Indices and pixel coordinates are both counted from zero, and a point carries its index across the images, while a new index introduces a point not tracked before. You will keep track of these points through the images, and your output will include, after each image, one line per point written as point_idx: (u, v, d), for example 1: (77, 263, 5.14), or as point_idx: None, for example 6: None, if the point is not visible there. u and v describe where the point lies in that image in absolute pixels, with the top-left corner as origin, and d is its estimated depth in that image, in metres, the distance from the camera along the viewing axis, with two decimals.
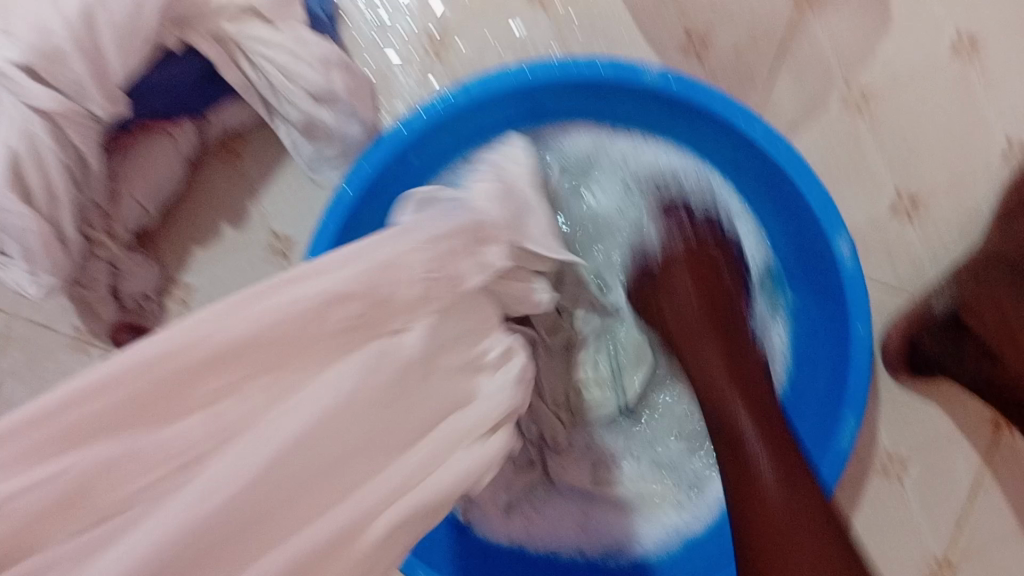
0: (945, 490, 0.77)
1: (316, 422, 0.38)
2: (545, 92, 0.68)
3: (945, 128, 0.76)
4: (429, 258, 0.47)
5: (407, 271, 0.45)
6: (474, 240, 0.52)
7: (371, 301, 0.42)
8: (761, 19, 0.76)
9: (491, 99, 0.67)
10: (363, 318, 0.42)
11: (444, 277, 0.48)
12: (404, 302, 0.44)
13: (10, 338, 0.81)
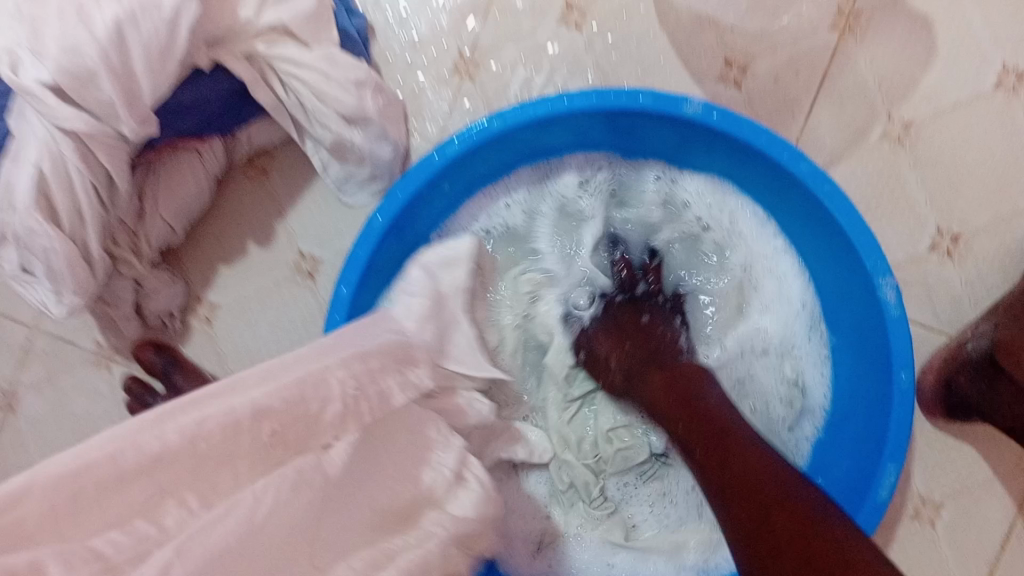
0: (976, 532, 0.76)
1: (260, 523, 0.34)
2: (582, 121, 0.67)
3: (989, 164, 0.75)
4: (352, 372, 0.43)
5: (331, 386, 0.41)
6: (398, 361, 0.49)
7: (297, 419, 0.38)
8: (802, 49, 0.75)
9: (529, 126, 0.65)
10: (283, 437, 0.37)
11: (369, 392, 0.44)
12: (337, 413, 0.40)
13: (31, 352, 0.80)
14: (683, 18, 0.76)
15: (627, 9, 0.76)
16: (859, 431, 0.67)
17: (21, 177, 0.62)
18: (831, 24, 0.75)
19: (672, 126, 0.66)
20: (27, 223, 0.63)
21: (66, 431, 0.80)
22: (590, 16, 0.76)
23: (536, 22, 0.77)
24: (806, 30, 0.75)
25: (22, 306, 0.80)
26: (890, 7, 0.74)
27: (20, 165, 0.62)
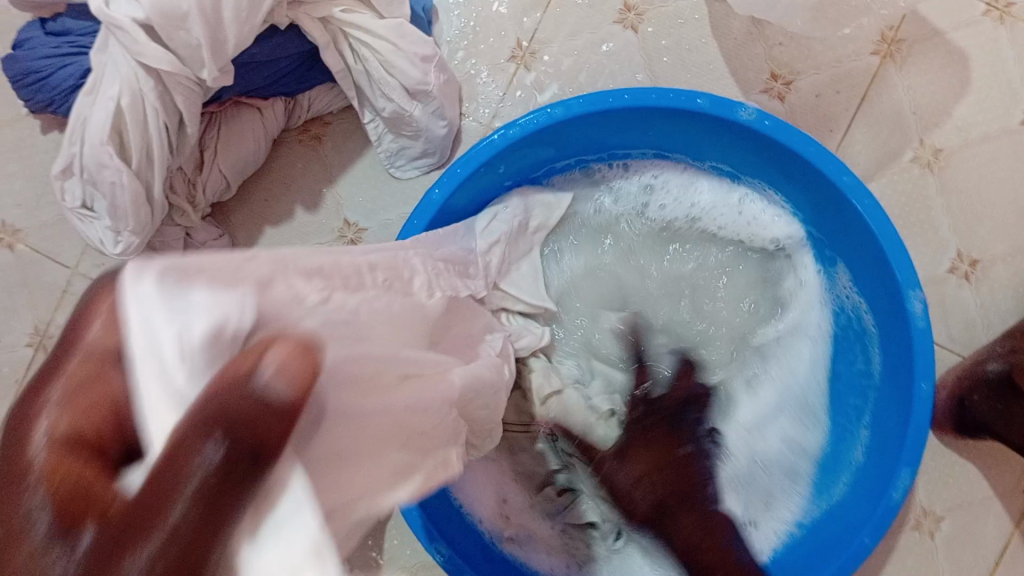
0: (974, 548, 0.77)
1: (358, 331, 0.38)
2: (634, 121, 0.70)
3: (1012, 195, 0.78)
4: (431, 263, 0.51)
5: (416, 263, 0.48)
6: (462, 270, 0.58)
7: (396, 274, 0.46)
8: (845, 70, 0.79)
9: (592, 117, 0.68)
10: (391, 282, 0.44)
11: (443, 285, 0.51)
12: (423, 282, 0.48)
13: (71, 294, 0.81)
14: (735, 28, 0.80)
15: (681, 16, 0.80)
16: (872, 467, 0.68)
17: (99, 112, 0.64)
18: (874, 48, 0.79)
19: (722, 133, 0.69)
20: (98, 156, 0.65)
21: None
22: (645, 18, 0.80)
23: (594, 19, 0.81)
24: (849, 52, 0.79)
25: (65, 248, 0.81)
26: (931, 37, 0.78)
27: (101, 100, 0.64)
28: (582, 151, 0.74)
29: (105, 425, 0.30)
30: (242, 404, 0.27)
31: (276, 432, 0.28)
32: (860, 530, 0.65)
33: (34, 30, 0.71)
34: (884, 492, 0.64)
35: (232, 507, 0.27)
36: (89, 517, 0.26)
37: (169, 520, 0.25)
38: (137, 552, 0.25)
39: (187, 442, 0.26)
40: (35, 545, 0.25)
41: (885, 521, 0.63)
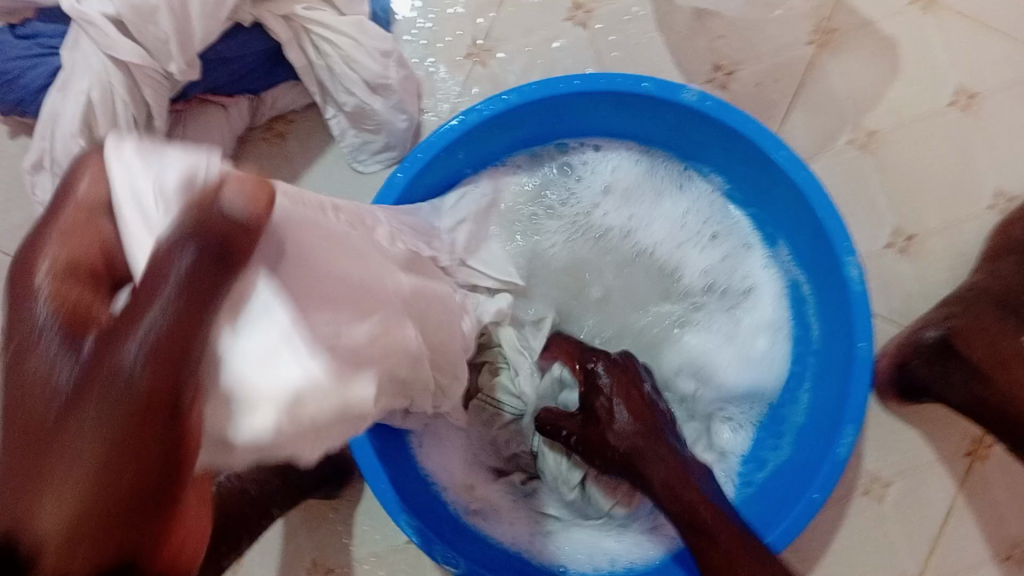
0: (922, 509, 0.80)
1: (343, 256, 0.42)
2: (584, 105, 0.73)
3: (944, 173, 0.83)
4: (396, 226, 0.55)
5: (380, 218, 0.53)
6: (426, 238, 0.62)
7: (361, 226, 0.49)
8: (783, 59, 0.83)
9: (544, 103, 0.72)
10: (355, 224, 0.48)
11: (409, 245, 0.55)
12: (387, 234, 0.52)
13: None
14: (678, 22, 0.84)
15: (627, 12, 0.84)
16: (816, 430, 0.72)
17: (70, 107, 0.67)
18: (811, 37, 0.83)
19: (667, 115, 0.73)
20: (68, 147, 0.67)
21: None
22: (594, 15, 0.84)
23: (546, 16, 0.85)
24: (786, 42, 0.83)
25: None
26: (862, 27, 0.83)
27: (72, 95, 0.67)
28: (537, 136, 0.78)
29: (99, 264, 0.31)
30: (214, 205, 0.28)
31: (245, 236, 0.29)
32: (811, 485, 0.68)
33: (2, 33, 0.73)
34: (830, 451, 0.68)
35: (215, 296, 0.28)
36: (92, 327, 0.28)
37: (162, 296, 0.26)
38: (137, 328, 0.26)
39: (165, 247, 0.27)
40: (50, 351, 0.27)
41: (833, 475, 0.66)
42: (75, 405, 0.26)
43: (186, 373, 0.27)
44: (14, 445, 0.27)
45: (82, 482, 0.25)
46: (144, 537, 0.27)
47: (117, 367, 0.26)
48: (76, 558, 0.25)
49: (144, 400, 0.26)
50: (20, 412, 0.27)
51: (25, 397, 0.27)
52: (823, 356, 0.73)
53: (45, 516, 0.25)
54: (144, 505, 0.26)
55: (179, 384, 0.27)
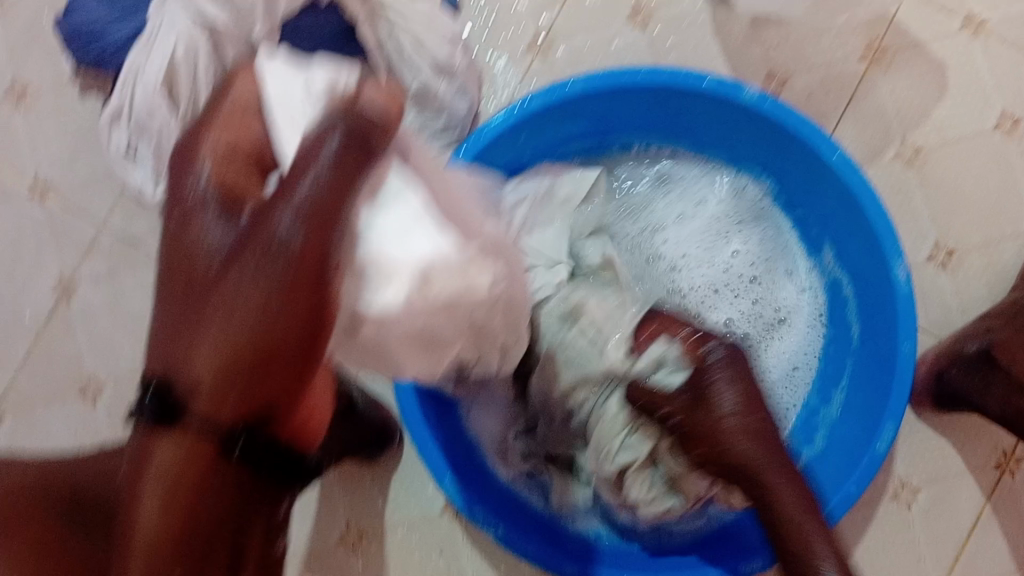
0: (948, 517, 0.81)
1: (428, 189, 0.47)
2: (643, 97, 0.75)
3: (986, 192, 0.85)
4: (469, 184, 0.58)
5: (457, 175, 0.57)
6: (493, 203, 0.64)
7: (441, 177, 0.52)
8: (835, 73, 0.86)
9: (606, 93, 0.73)
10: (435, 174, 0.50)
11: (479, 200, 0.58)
12: (462, 187, 0.55)
13: (98, 249, 0.84)
14: (734, 31, 0.87)
15: (685, 18, 0.87)
16: (853, 431, 0.72)
17: (155, 62, 0.69)
18: (861, 54, 0.86)
19: (725, 112, 0.75)
20: (150, 101, 0.70)
21: (119, 329, 0.83)
22: (653, 19, 0.87)
23: (606, 17, 0.87)
24: (839, 57, 0.86)
25: (94, 205, 0.85)
26: (913, 47, 0.86)
27: (158, 49, 0.69)
28: (593, 128, 0.80)
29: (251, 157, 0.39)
30: (353, 111, 0.33)
31: (375, 143, 0.33)
32: (847, 481, 0.68)
33: None
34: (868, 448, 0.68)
35: (358, 180, 0.31)
36: (246, 201, 0.34)
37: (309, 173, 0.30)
38: (289, 198, 0.29)
39: (313, 141, 0.31)
40: (207, 217, 0.33)
41: (870, 471, 0.66)
42: (235, 261, 0.30)
43: (329, 243, 0.30)
44: (180, 292, 0.32)
45: (234, 322, 0.29)
46: (280, 385, 0.31)
47: (273, 232, 0.29)
48: (228, 394, 0.30)
49: (296, 259, 0.29)
50: (183, 267, 0.32)
51: (189, 259, 0.32)
52: (864, 359, 0.74)
53: (207, 348, 0.30)
54: (285, 352, 0.30)
55: (325, 253, 0.30)
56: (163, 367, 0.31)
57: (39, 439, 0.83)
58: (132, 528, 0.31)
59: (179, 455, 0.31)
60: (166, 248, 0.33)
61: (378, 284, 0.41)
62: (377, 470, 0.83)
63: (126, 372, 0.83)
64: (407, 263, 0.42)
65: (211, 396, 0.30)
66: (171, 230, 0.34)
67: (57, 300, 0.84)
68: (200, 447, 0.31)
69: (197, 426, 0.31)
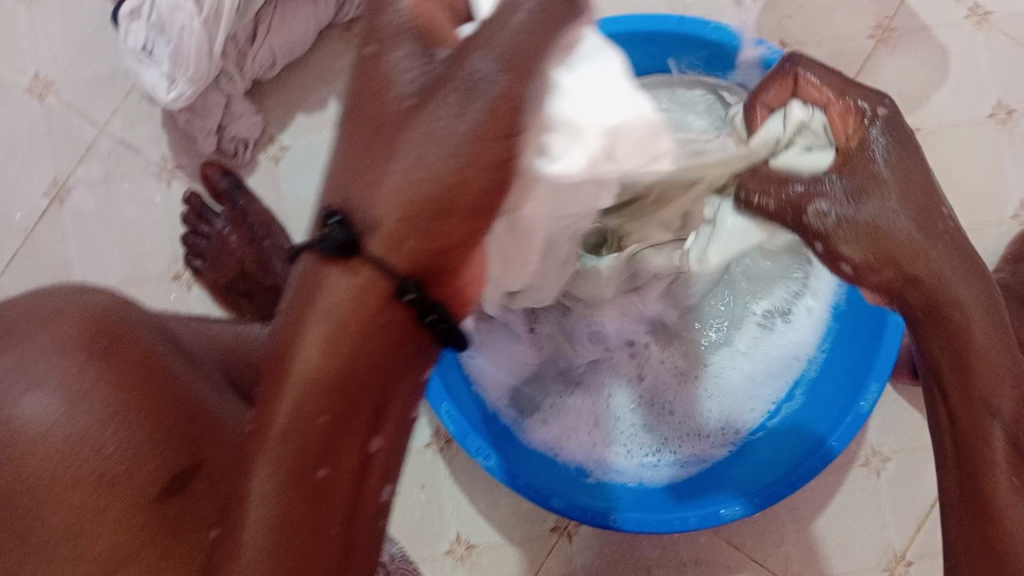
0: (913, 487, 0.82)
1: None
2: (669, 45, 0.77)
3: (976, 176, 0.87)
4: None
5: None
6: None
7: None
8: (843, 49, 0.88)
9: (635, 38, 0.75)
10: None
11: None
12: None
13: (95, 151, 0.83)
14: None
15: None
16: (837, 387, 0.70)
17: None
18: (871, 33, 0.88)
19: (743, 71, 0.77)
20: None
21: (110, 233, 0.82)
22: None
23: None
24: (849, 33, 0.88)
25: (97, 107, 0.83)
26: (920, 31, 0.88)
27: None
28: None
29: None
30: None
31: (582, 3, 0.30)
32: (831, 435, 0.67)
33: None
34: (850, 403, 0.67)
35: (558, 36, 0.29)
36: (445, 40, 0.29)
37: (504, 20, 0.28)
38: (489, 41, 0.27)
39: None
40: (404, 51, 0.29)
41: (855, 425, 0.65)
42: (433, 97, 0.28)
43: (530, 90, 0.28)
44: (365, 126, 0.29)
45: (418, 163, 0.27)
46: (459, 236, 0.29)
47: (469, 73, 0.27)
48: (408, 237, 0.28)
49: (492, 105, 0.27)
50: (370, 103, 0.29)
51: (376, 93, 0.29)
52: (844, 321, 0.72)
53: (391, 186, 0.27)
54: (470, 209, 0.28)
55: (523, 103, 0.27)
56: (342, 196, 0.29)
57: None
58: (295, 350, 0.29)
59: (352, 292, 0.28)
60: (354, 83, 0.30)
61: (565, 144, 0.33)
62: None
63: (115, 279, 0.82)
64: (598, 126, 0.34)
65: (391, 238, 0.28)
66: (365, 55, 0.30)
67: (49, 199, 0.82)
68: (373, 287, 0.28)
69: (373, 264, 0.28)
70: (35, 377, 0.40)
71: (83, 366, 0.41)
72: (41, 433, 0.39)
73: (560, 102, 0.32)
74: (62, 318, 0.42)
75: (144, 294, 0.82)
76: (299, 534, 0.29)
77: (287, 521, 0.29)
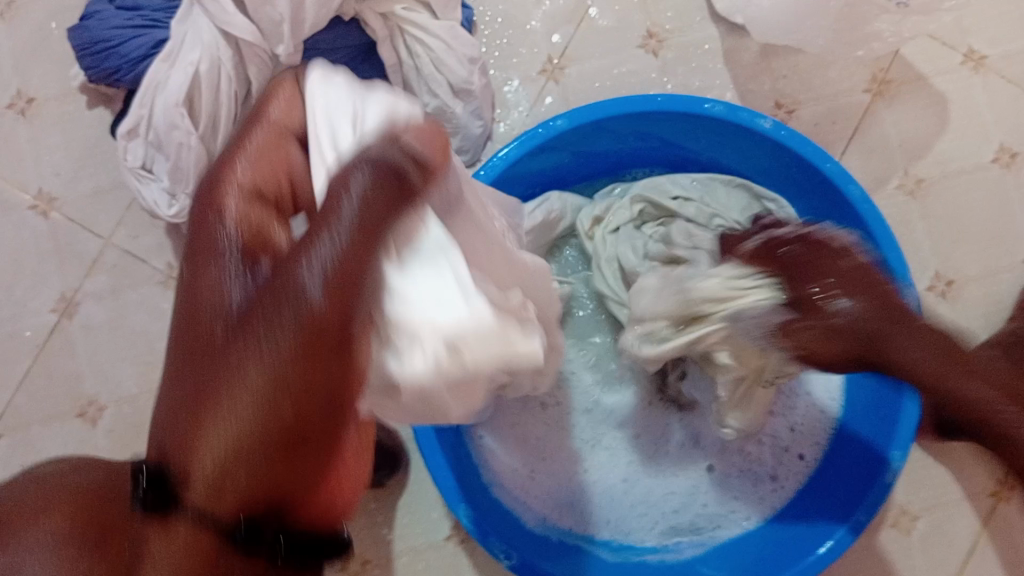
0: (948, 541, 0.81)
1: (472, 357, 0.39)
2: (681, 124, 0.76)
3: (986, 221, 0.85)
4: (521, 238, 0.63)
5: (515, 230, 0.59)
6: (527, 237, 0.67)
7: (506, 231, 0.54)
8: (841, 102, 0.87)
9: (658, 115, 0.75)
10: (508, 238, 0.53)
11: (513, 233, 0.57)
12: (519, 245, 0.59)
13: (102, 264, 0.83)
14: (747, 57, 0.88)
15: (695, 45, 0.88)
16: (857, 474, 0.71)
17: (176, 77, 0.69)
18: (866, 86, 0.87)
19: (745, 142, 0.76)
20: (171, 117, 0.69)
21: (123, 342, 0.82)
22: (666, 44, 0.88)
23: (619, 42, 0.88)
24: (845, 87, 0.87)
25: (99, 220, 0.83)
26: (916, 81, 0.87)
27: (179, 66, 0.69)
28: (652, 142, 0.80)
29: (278, 186, 0.41)
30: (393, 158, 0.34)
31: (416, 182, 0.34)
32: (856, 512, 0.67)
33: (102, 5, 0.76)
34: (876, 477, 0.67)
35: (385, 218, 0.32)
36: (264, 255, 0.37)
37: (244, 151, 0.40)
38: (308, 258, 0.31)
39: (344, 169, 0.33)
40: (230, 269, 0.36)
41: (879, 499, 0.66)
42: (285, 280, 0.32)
43: (367, 261, 0.32)
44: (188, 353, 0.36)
45: (271, 358, 0.32)
46: (298, 461, 0.35)
47: (294, 288, 0.31)
48: (227, 481, 0.35)
49: (309, 327, 0.31)
50: (201, 323, 0.36)
51: (203, 312, 0.36)
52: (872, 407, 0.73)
53: (209, 453, 0.35)
54: (303, 437, 0.34)
55: (343, 305, 0.32)
56: (156, 454, 0.37)
57: (35, 458, 0.81)
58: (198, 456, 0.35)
59: (197, 536, 0.36)
60: (184, 289, 0.38)
61: (404, 344, 0.38)
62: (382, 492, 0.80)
63: (127, 390, 0.82)
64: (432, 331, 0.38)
65: (212, 494, 0.35)
66: (190, 273, 0.38)
67: (58, 315, 0.83)
68: (188, 542, 0.36)
69: (198, 503, 0.36)
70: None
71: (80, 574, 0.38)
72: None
73: (396, 302, 0.37)
74: (51, 511, 0.40)
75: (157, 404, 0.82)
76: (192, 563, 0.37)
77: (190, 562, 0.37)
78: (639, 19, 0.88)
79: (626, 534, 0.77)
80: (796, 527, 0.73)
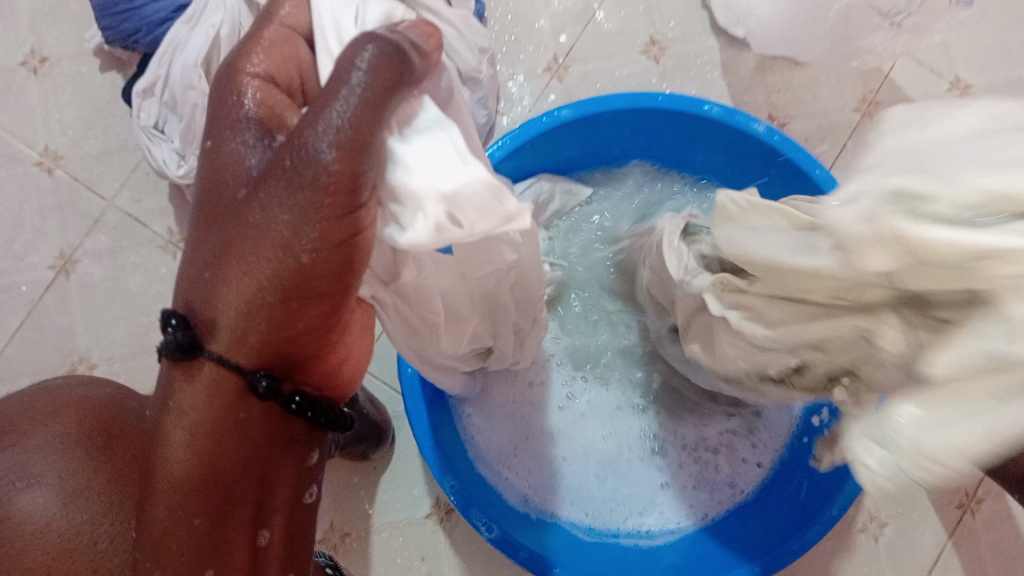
0: (913, 549, 0.82)
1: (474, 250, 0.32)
2: (678, 122, 0.78)
3: None
4: None
5: None
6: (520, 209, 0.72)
7: None
8: (831, 120, 0.91)
9: (657, 111, 0.77)
10: None
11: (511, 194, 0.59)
12: None
13: (103, 224, 0.84)
14: (744, 70, 0.91)
15: (695, 55, 0.91)
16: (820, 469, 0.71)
17: (197, 39, 0.70)
18: (857, 105, 0.90)
19: (738, 143, 0.78)
20: (188, 77, 0.70)
21: (119, 302, 0.84)
22: (667, 52, 0.91)
23: (622, 46, 0.91)
24: (835, 106, 0.91)
25: (103, 182, 0.84)
26: (904, 104, 0.90)
27: (201, 29, 0.71)
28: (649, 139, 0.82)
29: (292, 82, 0.38)
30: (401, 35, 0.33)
31: (418, 63, 0.33)
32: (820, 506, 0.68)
33: None
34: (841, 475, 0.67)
35: (390, 91, 0.31)
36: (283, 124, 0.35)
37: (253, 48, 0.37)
38: (322, 121, 0.30)
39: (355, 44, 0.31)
40: (247, 137, 0.34)
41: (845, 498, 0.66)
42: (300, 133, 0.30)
43: (378, 126, 0.31)
44: (206, 213, 0.34)
45: (289, 200, 0.31)
46: (311, 320, 0.34)
47: (308, 150, 0.30)
48: (249, 332, 0.33)
49: (325, 180, 0.30)
50: (217, 182, 0.34)
51: (222, 174, 0.34)
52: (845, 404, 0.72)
53: (231, 300, 0.33)
54: (312, 283, 0.33)
55: (359, 161, 0.30)
56: (183, 301, 0.34)
57: None
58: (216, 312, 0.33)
59: (201, 398, 0.33)
60: (202, 166, 0.35)
61: (412, 213, 0.33)
62: (364, 465, 0.81)
63: (120, 349, 0.83)
64: (430, 194, 0.32)
65: (232, 338, 0.33)
66: (204, 149, 0.35)
67: (56, 271, 0.84)
68: (213, 382, 0.33)
69: (215, 357, 0.33)
70: (36, 474, 0.39)
71: (77, 465, 0.40)
72: (35, 531, 0.38)
73: (400, 172, 0.33)
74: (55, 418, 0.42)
75: (148, 365, 0.83)
76: (209, 444, 0.33)
77: (198, 458, 0.33)
78: (643, 26, 0.92)
79: (590, 518, 0.79)
80: (764, 520, 0.75)
